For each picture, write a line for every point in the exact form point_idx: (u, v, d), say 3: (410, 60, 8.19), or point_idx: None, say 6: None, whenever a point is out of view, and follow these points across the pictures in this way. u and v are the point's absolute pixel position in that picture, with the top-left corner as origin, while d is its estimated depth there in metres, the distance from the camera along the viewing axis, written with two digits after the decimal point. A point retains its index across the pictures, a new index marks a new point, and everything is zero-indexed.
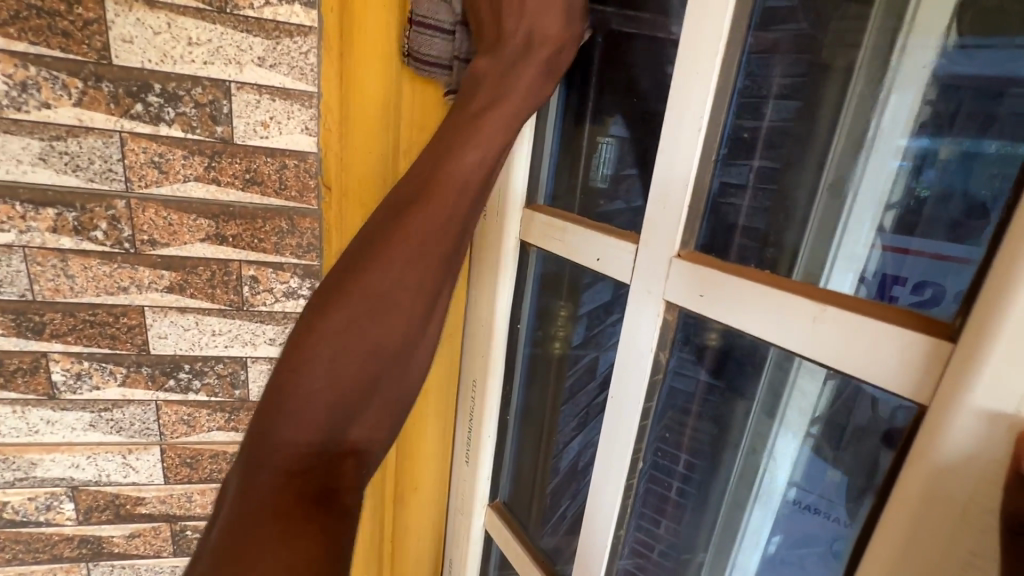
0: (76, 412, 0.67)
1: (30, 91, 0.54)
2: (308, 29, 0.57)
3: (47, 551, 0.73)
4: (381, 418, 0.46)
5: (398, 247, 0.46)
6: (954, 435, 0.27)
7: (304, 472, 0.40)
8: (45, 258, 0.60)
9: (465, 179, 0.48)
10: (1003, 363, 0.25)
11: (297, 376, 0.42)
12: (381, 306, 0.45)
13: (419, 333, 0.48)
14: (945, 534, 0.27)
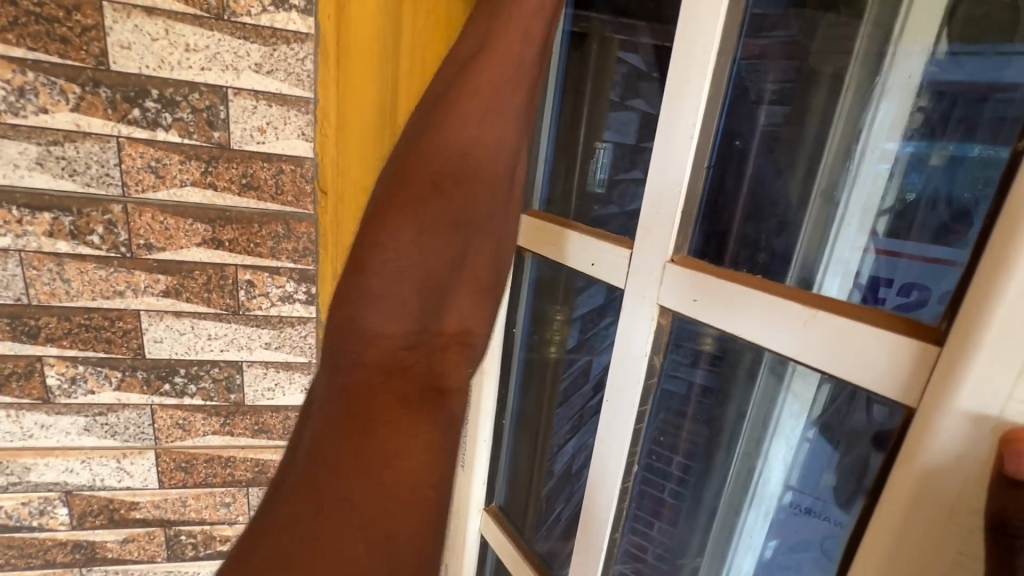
0: (71, 416, 0.67)
1: (28, 96, 0.55)
2: (304, 35, 0.58)
3: (40, 556, 0.73)
4: (478, 300, 0.42)
5: (461, 112, 0.37)
6: (941, 435, 0.27)
7: (399, 374, 0.38)
8: (41, 263, 0.60)
9: (524, 26, 0.37)
10: (988, 364, 0.25)
11: (372, 264, 0.37)
12: (462, 171, 0.37)
13: (511, 183, 0.42)
14: (932, 534, 0.28)
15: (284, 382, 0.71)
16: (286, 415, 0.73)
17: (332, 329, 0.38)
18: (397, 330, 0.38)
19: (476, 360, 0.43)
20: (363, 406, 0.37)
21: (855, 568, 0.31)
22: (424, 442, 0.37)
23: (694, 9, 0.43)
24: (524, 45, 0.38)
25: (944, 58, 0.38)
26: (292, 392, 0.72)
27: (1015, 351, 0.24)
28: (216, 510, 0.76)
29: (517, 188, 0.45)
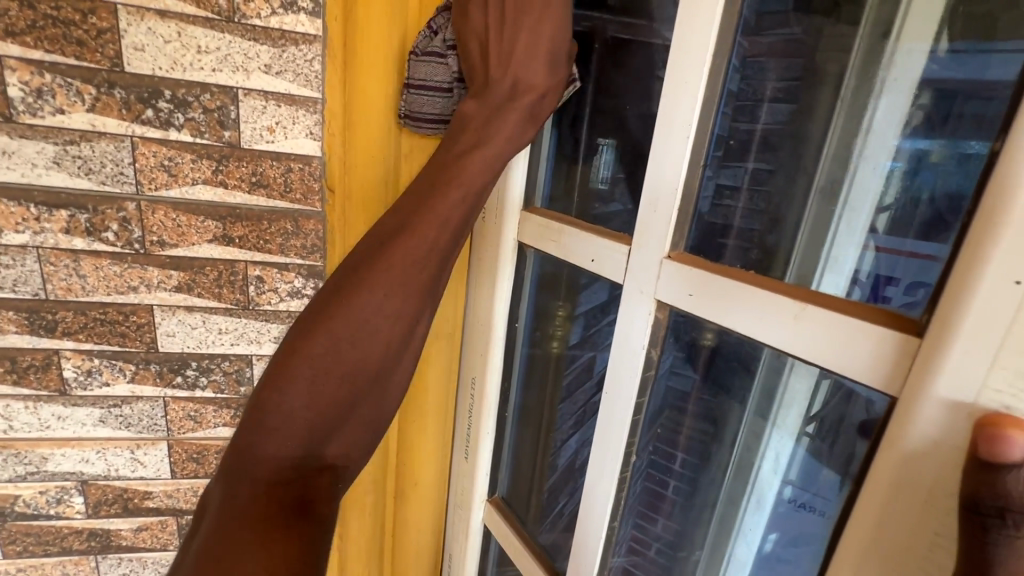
0: (87, 408, 0.69)
1: (45, 97, 0.56)
2: (312, 37, 0.60)
3: (56, 544, 0.75)
4: (357, 436, 0.51)
5: (377, 282, 0.49)
6: (921, 423, 0.28)
7: (283, 483, 0.45)
8: (58, 258, 0.62)
9: (433, 230, 0.50)
10: (963, 355, 0.27)
11: (283, 394, 0.47)
12: (358, 337, 0.49)
13: (398, 356, 0.52)
14: (912, 516, 0.29)
15: None
16: None
17: (238, 443, 0.47)
18: (285, 451, 0.46)
19: (347, 485, 0.51)
20: (248, 504, 0.43)
21: (840, 550, 0.33)
22: (295, 544, 0.42)
23: (692, 12, 0.44)
24: (440, 231, 0.51)
25: (946, 56, 0.39)
26: None
27: (988, 343, 0.26)
28: None
29: (410, 360, 0.54)
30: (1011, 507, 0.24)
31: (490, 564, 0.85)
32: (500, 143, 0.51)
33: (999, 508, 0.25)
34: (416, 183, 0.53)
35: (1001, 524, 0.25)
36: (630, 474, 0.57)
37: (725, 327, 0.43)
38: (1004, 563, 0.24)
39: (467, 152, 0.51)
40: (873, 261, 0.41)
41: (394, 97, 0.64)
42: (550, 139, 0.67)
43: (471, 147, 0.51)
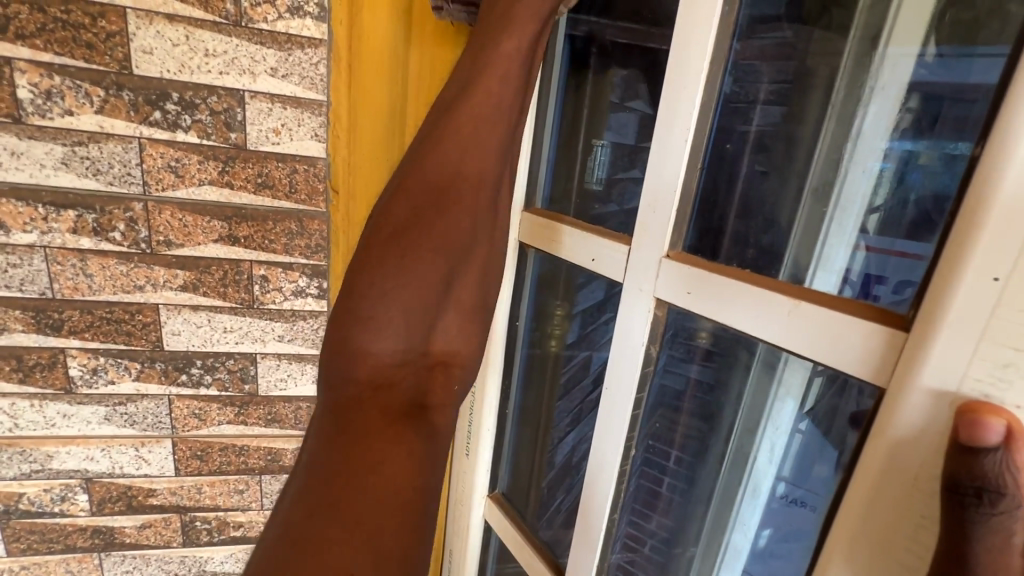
0: (92, 406, 0.70)
1: (54, 99, 0.57)
2: (318, 41, 0.61)
3: (60, 541, 0.75)
4: (463, 321, 0.50)
5: (438, 160, 0.46)
6: (906, 409, 0.30)
7: (387, 386, 0.46)
8: (65, 258, 0.63)
9: (495, 88, 0.46)
10: (945, 345, 0.29)
11: (369, 289, 0.46)
12: (431, 208, 0.46)
13: (488, 235, 0.50)
14: (897, 498, 0.31)
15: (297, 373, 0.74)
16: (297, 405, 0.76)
17: (336, 341, 0.46)
18: (391, 338, 0.46)
19: (469, 368, 0.51)
20: (356, 414, 0.45)
21: (830, 534, 0.35)
22: (405, 450, 0.45)
23: (688, 21, 0.46)
24: (503, 86, 0.46)
25: (934, 60, 0.40)
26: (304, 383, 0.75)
27: (968, 335, 0.28)
28: (230, 497, 0.79)
29: (501, 229, 0.52)
30: (987, 487, 0.26)
31: (490, 558, 0.87)
32: (542, 15, 0.47)
33: (975, 487, 0.26)
34: (463, 56, 0.48)
35: (977, 503, 0.26)
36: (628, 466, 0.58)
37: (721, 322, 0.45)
38: (979, 539, 0.26)
39: (505, 20, 0.46)
40: (866, 260, 0.42)
41: (403, 83, 0.64)
42: (548, 148, 0.68)
43: (510, 2, 0.46)
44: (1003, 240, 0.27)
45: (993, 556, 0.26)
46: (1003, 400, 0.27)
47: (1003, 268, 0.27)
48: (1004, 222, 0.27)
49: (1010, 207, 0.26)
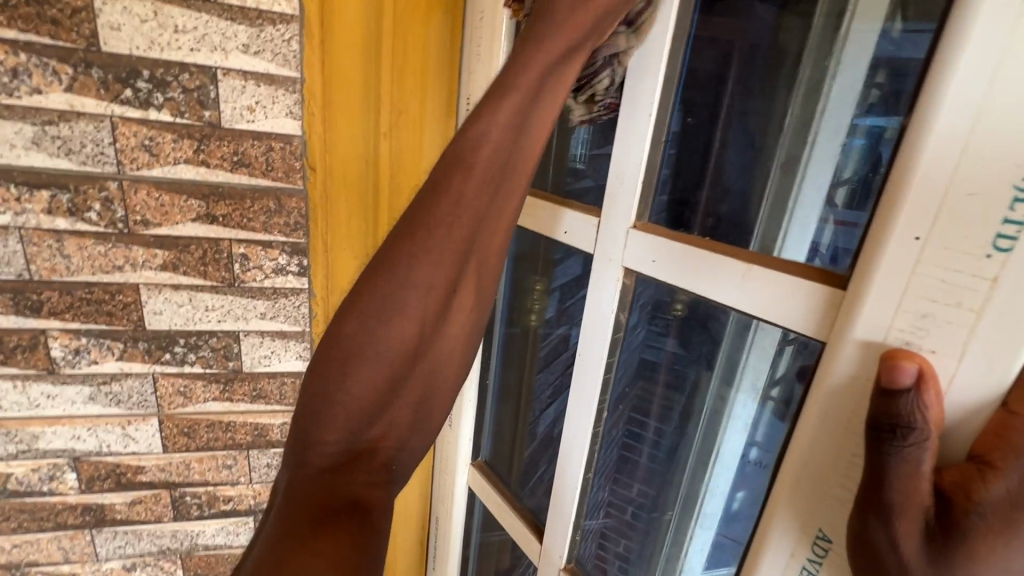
0: (76, 386, 0.71)
1: (21, 77, 0.56)
2: (289, 17, 0.61)
3: (51, 519, 0.77)
4: (413, 415, 0.46)
5: (409, 254, 0.42)
6: (840, 361, 0.34)
7: (335, 473, 0.41)
8: (41, 239, 0.63)
9: (463, 184, 0.42)
10: (874, 299, 0.32)
11: (324, 387, 0.42)
12: (390, 308, 0.42)
13: (441, 328, 0.46)
14: (832, 440, 0.35)
15: (280, 350, 0.76)
16: (282, 381, 0.77)
17: (291, 433, 0.43)
18: (340, 436, 0.42)
19: (400, 466, 0.47)
20: (300, 495, 0.40)
21: (779, 477, 0.38)
22: (339, 542, 0.37)
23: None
24: (471, 181, 0.43)
25: (900, 35, 0.37)
26: (288, 359, 0.76)
27: (893, 291, 0.31)
28: (219, 472, 0.81)
29: (461, 318, 0.47)
30: (902, 423, 0.29)
31: (475, 523, 0.91)
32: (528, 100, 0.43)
33: (891, 424, 0.29)
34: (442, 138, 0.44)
35: (893, 437, 0.29)
36: (601, 431, 0.62)
37: (685, 288, 0.48)
38: (895, 469, 0.29)
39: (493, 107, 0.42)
40: (833, 234, 0.40)
41: (374, 63, 0.65)
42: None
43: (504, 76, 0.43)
44: (922, 203, 0.30)
45: (909, 483, 0.29)
46: (921, 345, 0.30)
47: (923, 228, 0.30)
48: (925, 186, 0.29)
49: (929, 172, 0.29)
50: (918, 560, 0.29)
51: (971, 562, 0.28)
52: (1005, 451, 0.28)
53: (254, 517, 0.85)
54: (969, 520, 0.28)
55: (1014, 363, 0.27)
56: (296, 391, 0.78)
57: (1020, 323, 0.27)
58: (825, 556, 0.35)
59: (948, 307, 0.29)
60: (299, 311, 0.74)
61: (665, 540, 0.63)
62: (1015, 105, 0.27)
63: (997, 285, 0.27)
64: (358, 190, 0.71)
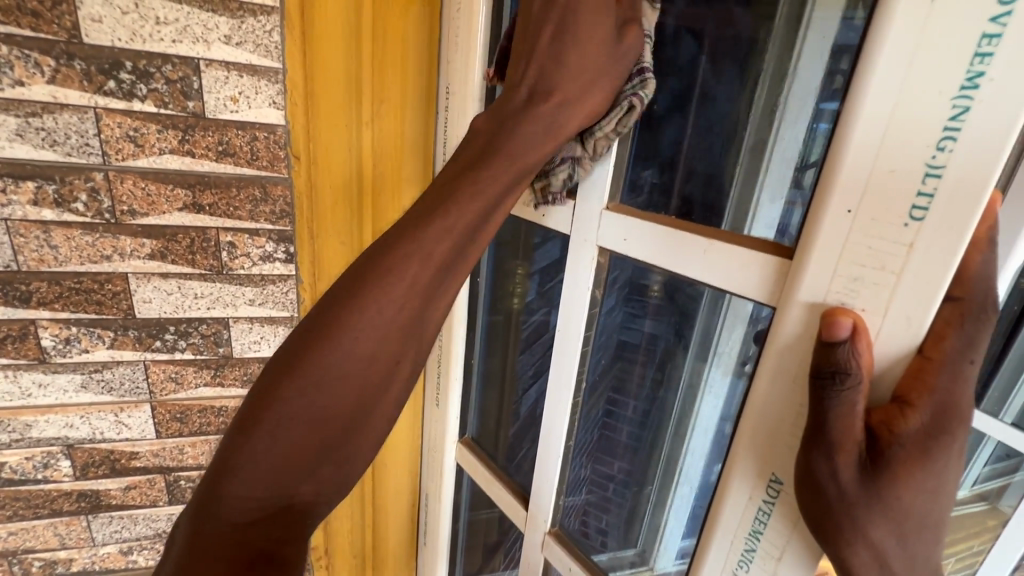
0: (68, 374, 0.72)
1: (3, 69, 0.57)
2: (270, 8, 0.62)
3: (46, 506, 0.78)
4: (339, 485, 0.44)
5: (363, 314, 0.43)
6: (788, 320, 0.38)
7: (244, 540, 0.38)
8: (28, 230, 0.64)
9: (419, 252, 0.44)
10: (814, 266, 0.36)
11: (249, 446, 0.40)
12: (337, 368, 0.42)
13: (380, 397, 0.45)
14: (782, 389, 0.39)
15: (270, 335, 0.78)
16: None
17: (207, 488, 0.40)
18: (264, 490, 0.39)
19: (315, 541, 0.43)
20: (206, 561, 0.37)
21: (738, 427, 0.42)
22: None
23: None
24: (428, 250, 0.45)
25: (857, 24, 0.40)
26: (277, 345, 0.78)
27: (829, 257, 0.35)
28: (212, 456, 0.83)
29: (400, 388, 0.47)
30: (841, 369, 0.33)
31: (464, 496, 0.95)
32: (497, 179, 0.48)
33: (831, 371, 0.33)
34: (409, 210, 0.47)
35: (833, 382, 0.33)
36: (580, 404, 0.66)
37: (654, 264, 0.51)
38: (834, 410, 0.33)
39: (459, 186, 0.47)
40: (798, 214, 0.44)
41: (354, 55, 0.67)
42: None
43: (481, 162, 0.48)
44: (853, 178, 0.33)
45: (845, 422, 0.33)
46: (854, 305, 0.34)
47: (853, 202, 0.33)
48: (855, 164, 0.33)
49: (858, 152, 0.33)
50: (852, 488, 0.34)
51: (893, 481, 0.33)
52: (920, 390, 0.33)
53: None
54: (892, 449, 0.33)
55: (927, 316, 0.32)
56: None
57: (932, 282, 0.31)
58: (778, 497, 0.40)
59: (874, 270, 0.33)
60: (287, 297, 0.76)
61: (645, 510, 0.68)
62: (927, 92, 0.30)
63: (913, 250, 0.31)
64: (343, 178, 0.72)
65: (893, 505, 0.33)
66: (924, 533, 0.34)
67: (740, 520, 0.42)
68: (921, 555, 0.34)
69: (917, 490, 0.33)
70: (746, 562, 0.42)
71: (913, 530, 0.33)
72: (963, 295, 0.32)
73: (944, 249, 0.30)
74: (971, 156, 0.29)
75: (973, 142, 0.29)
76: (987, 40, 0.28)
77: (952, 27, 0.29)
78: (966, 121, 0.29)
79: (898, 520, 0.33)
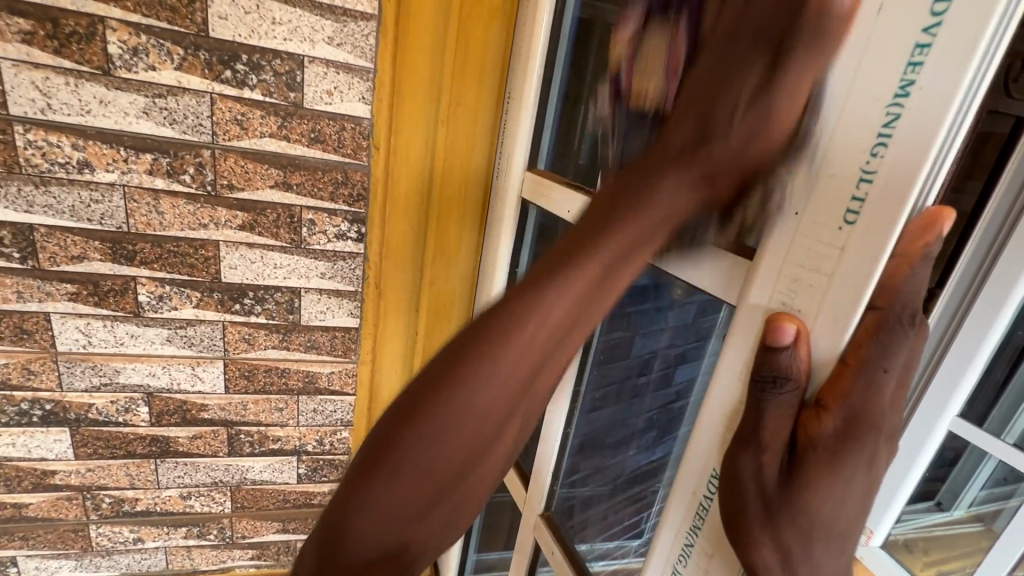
0: (157, 328, 0.80)
1: (140, 55, 0.66)
2: (370, 15, 0.70)
3: (123, 447, 0.87)
4: (450, 525, 0.42)
5: (493, 346, 0.37)
6: (740, 320, 0.40)
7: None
8: (141, 197, 0.72)
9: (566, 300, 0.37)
10: (764, 267, 0.39)
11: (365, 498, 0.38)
12: (455, 419, 0.38)
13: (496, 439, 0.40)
14: (730, 391, 0.41)
15: (335, 306, 0.86)
16: (333, 335, 0.88)
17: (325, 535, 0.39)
18: (374, 549, 0.38)
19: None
20: None
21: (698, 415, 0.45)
22: None
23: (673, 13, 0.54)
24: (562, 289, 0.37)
25: None
26: (340, 316, 0.87)
27: (776, 259, 0.37)
28: (271, 414, 0.91)
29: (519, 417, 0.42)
30: (780, 374, 0.35)
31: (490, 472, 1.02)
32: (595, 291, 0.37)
33: (772, 374, 0.35)
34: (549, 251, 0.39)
35: (771, 384, 0.35)
36: (591, 379, 0.74)
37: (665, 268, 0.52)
38: (769, 411, 0.35)
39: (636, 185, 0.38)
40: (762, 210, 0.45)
41: (440, 60, 0.75)
42: (551, 123, 0.76)
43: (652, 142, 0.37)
44: (802, 184, 0.36)
45: (776, 423, 0.35)
46: (793, 306, 0.37)
47: (800, 205, 0.36)
48: (803, 169, 0.36)
49: (807, 156, 0.36)
50: (770, 487, 0.36)
51: (806, 485, 0.35)
52: (836, 397, 0.34)
53: (297, 457, 0.96)
54: (806, 452, 0.35)
55: (853, 317, 0.33)
56: (344, 345, 0.89)
57: (855, 287, 0.33)
58: (716, 492, 0.42)
59: (812, 272, 0.35)
60: (354, 273, 0.84)
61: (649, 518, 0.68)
62: (868, 102, 0.33)
63: (844, 253, 0.33)
64: (417, 168, 0.80)
65: (802, 512, 0.35)
66: (833, 541, 0.35)
67: (692, 492, 0.45)
68: (827, 561, 0.36)
69: (826, 497, 0.35)
70: (692, 535, 0.45)
71: (820, 538, 0.35)
72: (884, 306, 0.32)
73: (870, 254, 0.32)
74: (898, 165, 0.31)
75: (900, 150, 0.31)
76: (919, 49, 0.30)
77: (890, 38, 0.31)
78: (895, 128, 0.31)
79: (806, 527, 0.35)
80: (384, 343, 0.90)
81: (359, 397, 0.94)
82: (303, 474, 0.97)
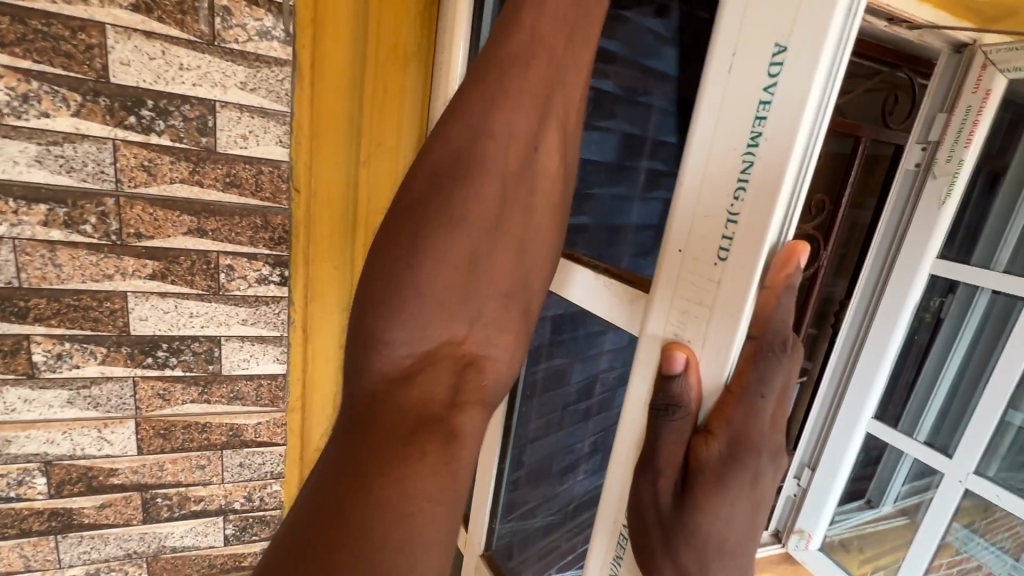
0: (55, 390, 0.74)
1: (31, 102, 0.62)
2: (283, 61, 0.70)
3: (15, 526, 0.78)
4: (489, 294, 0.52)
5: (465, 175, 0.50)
6: (643, 352, 0.43)
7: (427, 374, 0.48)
8: (34, 249, 0.68)
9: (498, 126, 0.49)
10: (658, 301, 0.41)
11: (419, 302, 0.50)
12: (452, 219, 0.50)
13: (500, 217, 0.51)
14: (637, 422, 0.43)
15: (260, 353, 0.82)
16: (259, 383, 0.84)
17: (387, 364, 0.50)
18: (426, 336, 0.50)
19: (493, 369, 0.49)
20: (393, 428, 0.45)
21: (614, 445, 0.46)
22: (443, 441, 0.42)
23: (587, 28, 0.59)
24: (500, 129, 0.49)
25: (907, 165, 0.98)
26: (265, 362, 0.83)
27: (668, 293, 0.40)
28: (192, 473, 0.85)
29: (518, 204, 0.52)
30: (671, 403, 0.38)
31: None
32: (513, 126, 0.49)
33: (665, 403, 0.38)
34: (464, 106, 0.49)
35: (665, 412, 0.38)
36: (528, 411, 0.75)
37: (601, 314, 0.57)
38: (664, 436, 0.38)
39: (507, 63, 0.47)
40: None
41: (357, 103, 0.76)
42: None
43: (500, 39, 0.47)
44: (683, 223, 0.39)
45: (670, 447, 0.38)
46: (685, 336, 0.39)
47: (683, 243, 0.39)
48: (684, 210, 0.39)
49: (687, 198, 0.39)
50: (667, 509, 0.39)
51: (696, 505, 0.37)
52: (720, 421, 0.36)
53: (223, 517, 0.89)
54: (695, 475, 0.37)
55: (732, 347, 0.36)
56: (271, 393, 0.85)
57: (731, 317, 0.36)
58: None
59: (697, 304, 0.38)
60: (279, 318, 0.82)
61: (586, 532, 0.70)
62: (729, 151, 0.36)
63: (721, 285, 0.36)
64: (341, 209, 0.80)
65: (694, 531, 0.38)
66: (727, 559, 0.38)
67: (612, 521, 0.46)
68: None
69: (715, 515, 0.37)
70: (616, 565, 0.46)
71: (712, 557, 0.38)
72: (759, 335, 0.35)
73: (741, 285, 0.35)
74: (756, 206, 0.34)
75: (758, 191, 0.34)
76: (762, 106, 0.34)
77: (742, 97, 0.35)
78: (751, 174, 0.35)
79: (698, 545, 0.38)
80: (314, 387, 0.87)
81: (290, 445, 0.89)
82: (231, 535, 0.91)
